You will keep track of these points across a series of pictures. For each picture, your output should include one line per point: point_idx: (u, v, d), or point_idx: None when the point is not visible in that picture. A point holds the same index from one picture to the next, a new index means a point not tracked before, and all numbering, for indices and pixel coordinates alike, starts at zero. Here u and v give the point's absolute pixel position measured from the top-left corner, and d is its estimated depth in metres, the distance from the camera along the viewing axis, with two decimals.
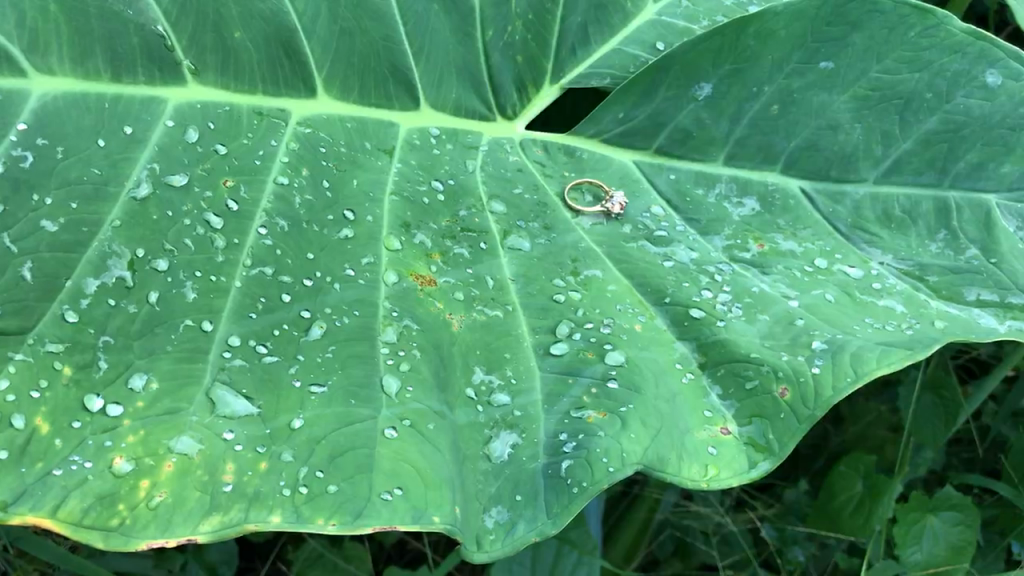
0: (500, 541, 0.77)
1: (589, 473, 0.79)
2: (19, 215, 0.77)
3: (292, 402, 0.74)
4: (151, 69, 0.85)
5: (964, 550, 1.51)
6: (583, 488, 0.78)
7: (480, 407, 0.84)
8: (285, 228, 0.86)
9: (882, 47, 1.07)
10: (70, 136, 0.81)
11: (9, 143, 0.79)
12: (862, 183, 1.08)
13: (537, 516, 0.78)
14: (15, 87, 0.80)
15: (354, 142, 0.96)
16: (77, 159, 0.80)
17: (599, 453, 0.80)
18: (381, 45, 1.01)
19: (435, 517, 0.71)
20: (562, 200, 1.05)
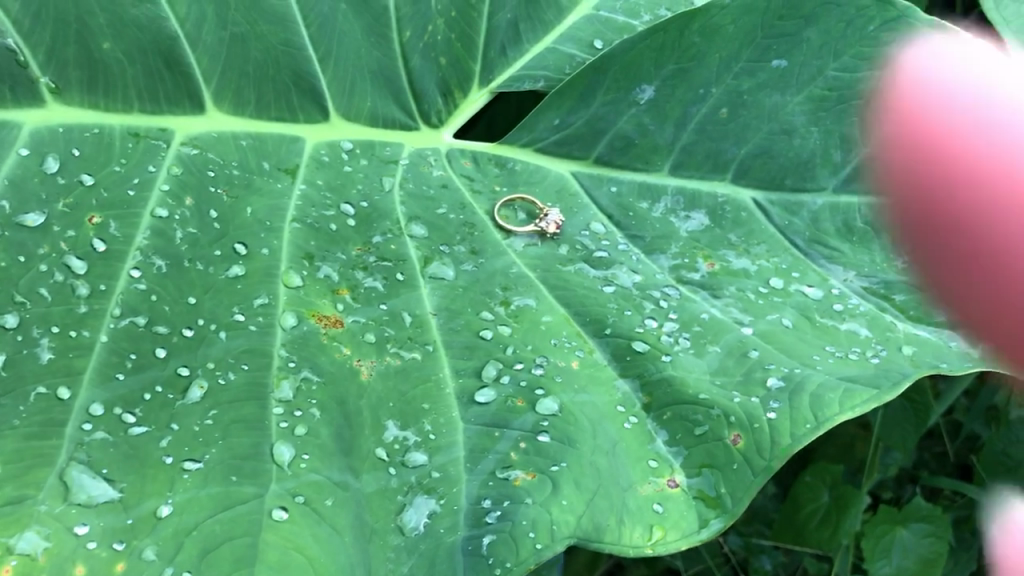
0: None
1: (514, 552, 0.69)
2: None
3: (160, 484, 0.64)
4: None
5: (936, 563, 1.43)
6: (507, 569, 0.69)
7: (391, 470, 0.73)
8: (163, 269, 0.75)
9: (839, 43, 0.98)
10: None
11: None
12: (820, 191, 0.99)
13: None
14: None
15: (249, 162, 0.86)
16: None
17: (526, 530, 0.70)
18: (281, 52, 0.90)
19: None
20: (492, 220, 0.95)
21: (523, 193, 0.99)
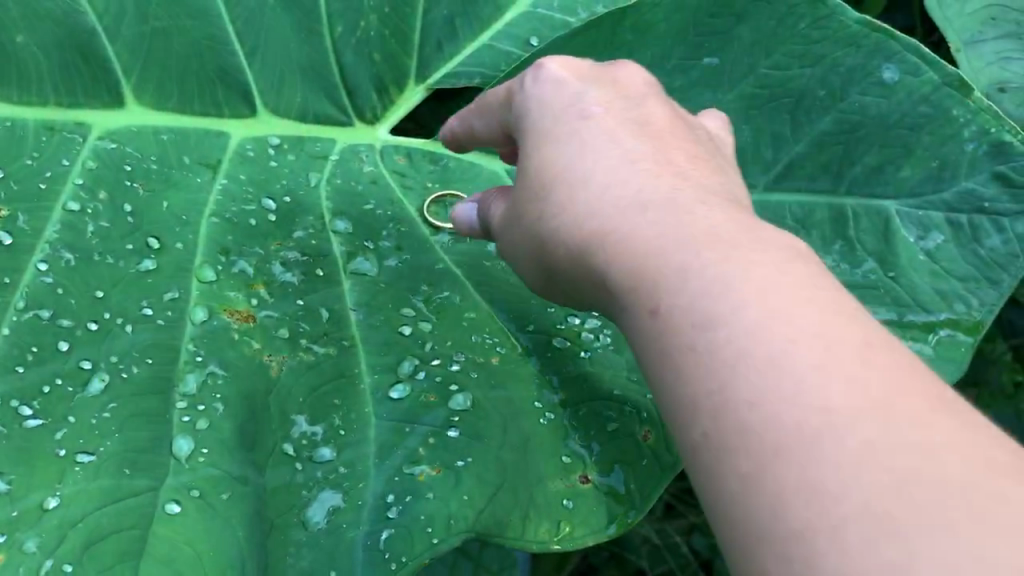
0: None
1: (409, 547, 0.68)
2: None
3: (50, 475, 0.64)
4: None
5: None
6: (402, 565, 0.68)
7: (298, 465, 0.72)
8: (72, 262, 0.74)
9: (771, 41, 0.98)
10: None
11: None
12: (752, 189, 0.99)
13: None
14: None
15: (169, 156, 0.85)
16: None
17: (426, 527, 0.69)
18: (205, 46, 0.90)
19: None
20: (421, 215, 0.92)
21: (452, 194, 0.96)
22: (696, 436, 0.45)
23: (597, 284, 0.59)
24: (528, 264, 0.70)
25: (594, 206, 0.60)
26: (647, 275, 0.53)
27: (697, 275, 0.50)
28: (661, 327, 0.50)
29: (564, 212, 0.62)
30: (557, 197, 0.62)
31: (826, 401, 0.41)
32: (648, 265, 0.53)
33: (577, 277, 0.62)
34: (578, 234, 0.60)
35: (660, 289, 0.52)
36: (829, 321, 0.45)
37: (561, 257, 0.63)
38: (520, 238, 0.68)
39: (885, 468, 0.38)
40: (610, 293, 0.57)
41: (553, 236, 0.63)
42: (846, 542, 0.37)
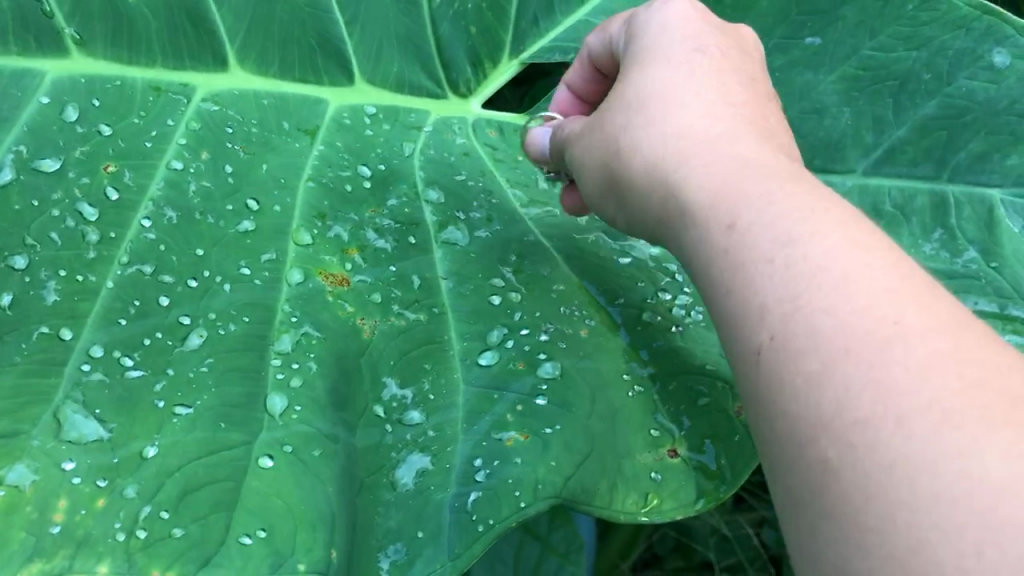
0: None
1: (496, 510, 0.69)
2: None
3: (150, 426, 0.64)
4: (24, 38, 0.76)
5: None
6: (489, 527, 0.69)
7: (388, 427, 0.74)
8: (174, 219, 0.76)
9: (876, 22, 0.96)
10: None
11: None
12: (849, 173, 0.97)
13: (438, 557, 0.67)
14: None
15: (270, 122, 0.87)
16: None
17: (513, 488, 0.70)
18: (308, 13, 0.91)
19: (301, 565, 0.60)
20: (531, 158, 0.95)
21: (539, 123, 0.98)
22: (761, 341, 0.49)
23: (665, 207, 0.63)
24: (597, 172, 0.73)
25: (680, 124, 0.64)
26: (731, 195, 0.57)
27: (779, 210, 0.53)
28: (747, 250, 0.53)
29: (649, 132, 0.65)
30: (648, 114, 0.66)
31: (900, 319, 0.44)
32: (723, 184, 0.58)
33: (644, 198, 0.66)
34: (658, 154, 0.64)
35: (738, 207, 0.55)
36: (895, 260, 0.48)
37: (635, 183, 0.66)
38: (597, 154, 0.72)
39: (954, 376, 0.41)
40: (679, 213, 0.61)
41: (632, 150, 0.66)
42: (913, 428, 0.40)
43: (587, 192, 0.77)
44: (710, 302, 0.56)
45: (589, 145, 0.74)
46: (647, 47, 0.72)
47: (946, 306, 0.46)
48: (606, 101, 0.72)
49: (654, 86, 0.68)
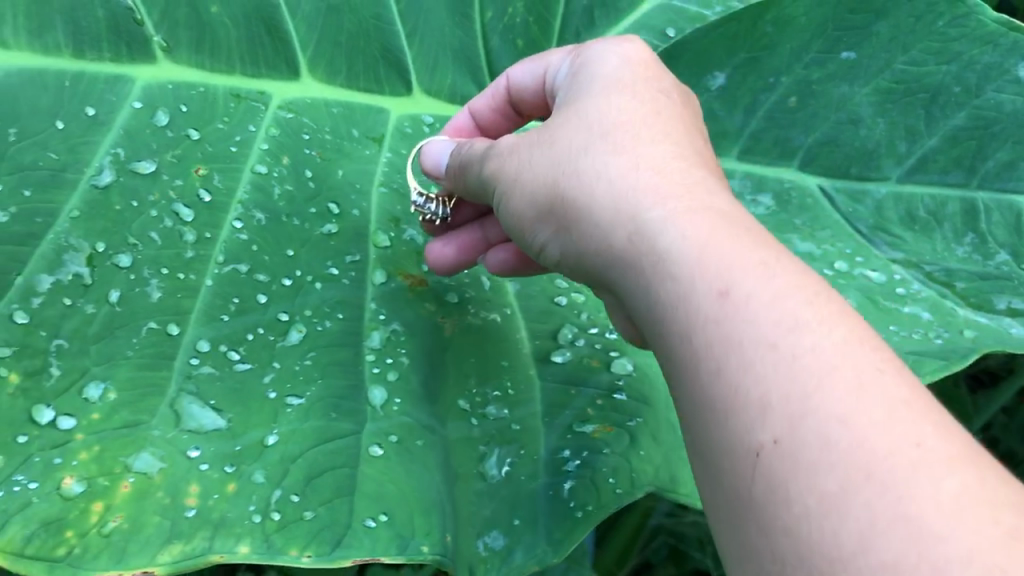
0: (497, 571, 0.68)
1: (594, 496, 0.71)
2: None
3: (266, 415, 0.67)
4: (116, 44, 0.77)
5: None
6: (587, 514, 0.70)
7: (473, 420, 0.76)
8: (263, 222, 0.78)
9: (909, 38, 1.00)
10: (24, 117, 0.72)
11: None
12: (884, 181, 1.02)
13: (537, 542, 0.69)
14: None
15: (340, 129, 0.90)
16: (32, 142, 0.71)
17: (608, 476, 0.72)
18: (372, 24, 0.93)
19: (424, 547, 0.63)
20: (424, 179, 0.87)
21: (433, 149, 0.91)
22: (754, 444, 0.43)
23: (627, 257, 0.56)
24: (525, 225, 0.69)
25: (655, 163, 0.58)
26: (660, 266, 0.52)
27: (709, 277, 0.49)
28: (687, 334, 0.49)
29: (614, 161, 0.60)
30: (616, 146, 0.61)
31: (846, 417, 0.40)
32: (711, 238, 0.51)
33: (592, 239, 0.59)
34: (625, 192, 0.57)
35: (733, 273, 0.48)
36: (833, 332, 0.45)
37: (576, 220, 0.61)
38: (541, 179, 0.65)
39: (903, 489, 0.37)
40: (646, 266, 0.54)
41: (591, 183, 0.60)
42: (870, 558, 0.36)
43: (511, 221, 0.70)
44: (677, 373, 0.50)
45: (524, 169, 0.67)
46: (604, 81, 0.69)
47: (890, 384, 0.42)
48: (553, 123, 0.66)
49: (628, 122, 0.63)
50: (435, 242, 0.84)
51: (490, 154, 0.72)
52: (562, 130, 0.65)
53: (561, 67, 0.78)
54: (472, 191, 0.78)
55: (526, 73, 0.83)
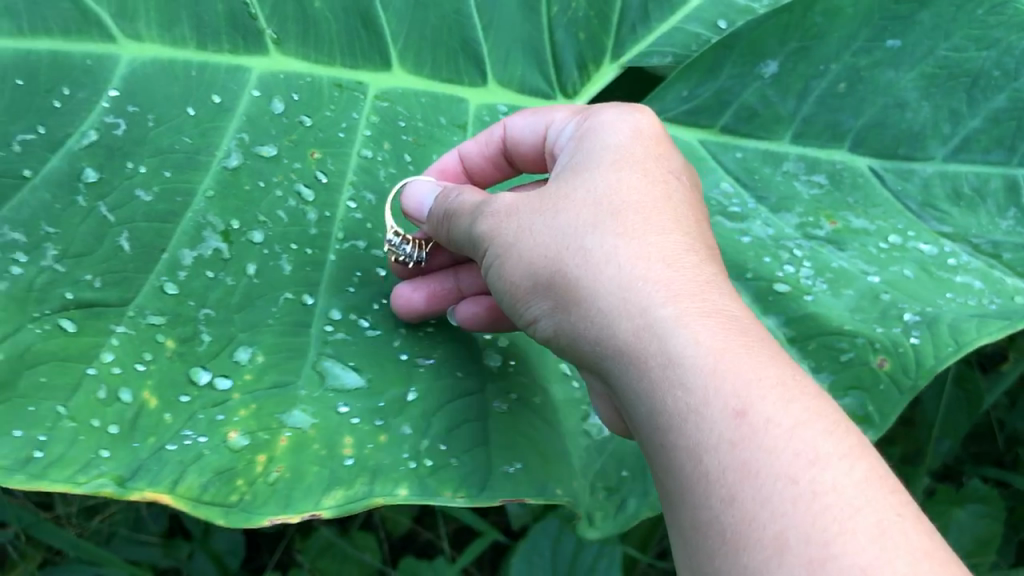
0: (612, 517, 0.74)
1: None
2: (114, 183, 0.72)
3: (401, 375, 0.72)
4: (234, 37, 0.82)
5: (992, 543, 1.29)
6: None
7: (575, 382, 0.82)
8: (374, 202, 0.84)
9: (950, 25, 1.07)
10: (159, 104, 0.76)
11: (101, 109, 0.74)
12: (929, 160, 1.08)
13: (648, 490, 0.75)
14: (103, 52, 0.75)
15: (429, 117, 0.96)
16: (168, 126, 0.76)
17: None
18: (453, 19, 0.99)
19: (558, 490, 0.68)
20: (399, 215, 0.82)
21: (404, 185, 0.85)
22: None
23: (632, 356, 0.59)
24: (515, 294, 0.71)
25: (670, 268, 0.62)
26: (673, 372, 0.56)
27: (726, 394, 0.53)
28: (700, 447, 0.52)
29: (623, 253, 0.63)
30: (626, 241, 0.63)
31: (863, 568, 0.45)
32: (728, 351, 0.55)
33: (592, 332, 0.62)
34: (634, 295, 0.60)
35: (751, 396, 0.53)
36: (846, 470, 0.50)
37: (579, 306, 0.63)
38: (541, 258, 0.67)
39: None
40: (652, 366, 0.57)
41: (597, 277, 0.62)
42: None
43: (495, 281, 0.73)
44: (686, 479, 0.53)
45: (520, 238, 0.69)
46: (611, 154, 0.72)
47: (899, 531, 0.47)
48: (556, 196, 0.69)
49: (637, 215, 0.66)
50: (403, 284, 0.77)
51: (481, 211, 0.73)
52: (569, 210, 0.67)
53: (566, 126, 0.81)
54: (452, 236, 0.78)
55: (536, 123, 0.84)
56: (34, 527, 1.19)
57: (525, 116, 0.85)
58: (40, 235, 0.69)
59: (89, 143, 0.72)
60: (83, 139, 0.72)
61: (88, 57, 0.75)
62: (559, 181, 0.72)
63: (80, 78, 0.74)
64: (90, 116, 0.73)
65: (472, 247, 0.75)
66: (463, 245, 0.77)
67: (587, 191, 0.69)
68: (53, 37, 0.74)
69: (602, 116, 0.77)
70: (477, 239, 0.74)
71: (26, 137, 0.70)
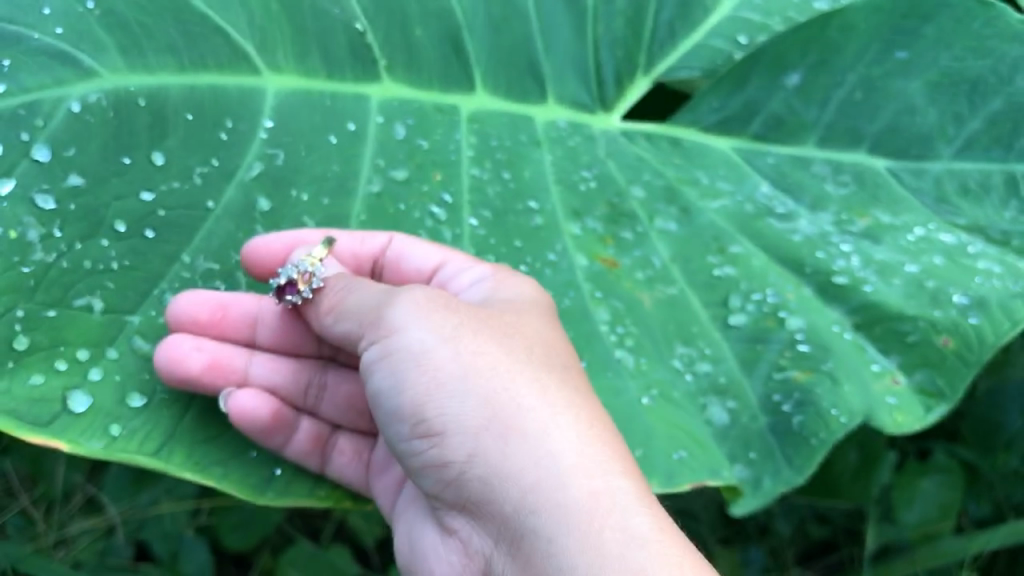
0: (753, 495, 0.91)
1: (823, 426, 0.92)
2: (285, 212, 0.88)
3: None
4: (355, 67, 0.93)
5: (954, 508, 1.46)
6: (819, 439, 0.92)
7: (688, 376, 0.95)
8: (491, 218, 0.96)
9: (952, 37, 1.16)
10: (307, 134, 0.90)
11: (262, 142, 0.88)
12: (938, 159, 1.16)
13: (780, 469, 0.92)
14: (255, 86, 0.88)
15: (514, 136, 1.04)
16: (318, 155, 0.90)
17: (830, 407, 0.92)
18: (523, 45, 1.06)
19: (723, 472, 0.91)
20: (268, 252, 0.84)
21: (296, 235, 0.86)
22: None
23: (585, 511, 0.69)
24: (419, 401, 0.76)
25: (617, 453, 0.74)
26: (640, 544, 0.68)
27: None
28: None
29: (574, 422, 0.74)
30: (580, 414, 0.75)
31: None
32: (675, 544, 0.69)
33: (532, 472, 0.71)
34: (587, 471, 0.71)
35: None
36: None
37: (525, 445, 0.72)
38: (485, 382, 0.75)
39: None
40: (611, 529, 0.68)
41: (549, 433, 0.73)
42: None
43: (386, 367, 0.78)
44: None
45: (460, 356, 0.76)
46: (531, 311, 0.82)
47: None
48: (498, 337, 0.78)
49: (583, 391, 0.77)
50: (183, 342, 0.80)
51: (416, 308, 0.77)
52: (522, 357, 0.77)
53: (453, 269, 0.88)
54: (341, 308, 0.81)
55: (424, 260, 0.88)
56: (20, 564, 1.25)
57: (419, 250, 0.88)
58: (230, 263, 0.86)
59: (256, 174, 0.87)
60: (251, 170, 0.87)
61: (240, 91, 0.88)
62: (487, 313, 0.80)
63: (239, 111, 0.87)
64: (253, 149, 0.87)
65: (368, 319, 0.79)
66: (346, 321, 0.81)
67: (536, 346, 0.79)
68: (210, 71, 0.86)
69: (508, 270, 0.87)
70: (387, 325, 0.78)
71: (204, 170, 0.85)
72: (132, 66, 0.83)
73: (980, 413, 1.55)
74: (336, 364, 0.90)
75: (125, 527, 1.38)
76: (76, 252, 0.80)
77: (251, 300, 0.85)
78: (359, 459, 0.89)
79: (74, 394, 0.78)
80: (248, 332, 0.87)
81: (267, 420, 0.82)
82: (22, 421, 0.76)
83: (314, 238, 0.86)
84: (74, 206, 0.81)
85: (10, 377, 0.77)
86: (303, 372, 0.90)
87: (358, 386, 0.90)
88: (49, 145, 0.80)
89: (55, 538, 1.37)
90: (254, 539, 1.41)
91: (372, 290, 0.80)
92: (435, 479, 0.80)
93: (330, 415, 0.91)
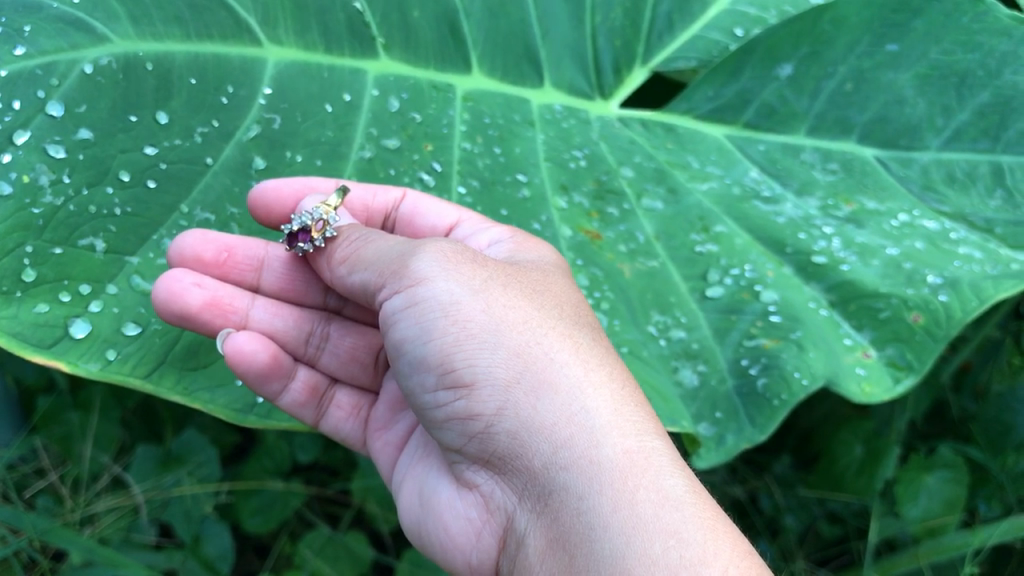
0: (713, 450, 0.97)
1: (787, 387, 0.97)
2: (279, 168, 0.96)
3: None
4: (353, 45, 1.00)
5: (959, 504, 1.40)
6: (782, 401, 0.97)
7: (662, 341, 1.02)
8: (478, 188, 1.04)
9: (941, 31, 1.11)
10: (304, 102, 0.98)
11: (260, 107, 0.96)
12: (925, 150, 1.12)
13: (743, 427, 0.97)
14: (254, 55, 0.95)
15: (508, 116, 1.09)
16: (314, 121, 0.98)
17: (792, 370, 0.97)
18: (520, 28, 1.10)
19: (682, 421, 0.97)
20: (277, 195, 0.91)
21: (306, 183, 0.92)
22: None
23: (618, 464, 0.73)
24: (445, 354, 0.80)
25: (645, 416, 0.78)
26: (671, 498, 0.72)
27: (720, 535, 0.71)
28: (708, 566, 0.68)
29: (601, 378, 0.79)
30: (608, 373, 0.80)
31: None
32: (700, 495, 0.74)
33: (566, 426, 0.75)
34: (619, 431, 0.75)
35: (734, 543, 0.71)
36: None
37: (556, 396, 0.76)
38: (516, 337, 0.79)
39: None
40: (645, 483, 0.72)
41: (582, 391, 0.77)
42: None
43: (411, 317, 0.82)
44: None
45: (492, 310, 0.80)
46: (551, 272, 0.88)
47: None
48: (525, 295, 0.82)
49: (608, 353, 0.82)
50: (182, 278, 0.86)
51: (444, 262, 0.82)
52: (550, 315, 0.82)
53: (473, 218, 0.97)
54: (356, 257, 0.86)
55: (440, 217, 0.98)
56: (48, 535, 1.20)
57: (435, 207, 0.98)
58: (227, 214, 0.94)
59: (253, 136, 0.95)
60: (248, 132, 0.95)
61: (243, 61, 0.95)
62: (511, 272, 0.85)
63: (240, 77, 0.95)
64: (252, 113, 0.95)
65: (392, 267, 0.83)
66: (362, 271, 0.86)
67: (561, 305, 0.84)
68: (214, 42, 0.93)
69: (518, 232, 0.94)
70: (415, 277, 0.81)
71: (205, 130, 0.93)
72: (141, 34, 0.90)
73: (989, 417, 1.51)
74: (339, 319, 1.02)
75: (149, 506, 1.36)
76: (82, 197, 0.88)
77: (258, 245, 0.94)
78: (356, 415, 1.03)
79: (75, 321, 0.86)
80: (252, 276, 0.96)
81: (266, 362, 0.89)
82: (26, 342, 0.83)
83: (322, 187, 0.93)
84: (82, 157, 0.88)
85: (17, 305, 0.84)
86: (308, 324, 1.00)
87: (360, 340, 1.01)
88: (62, 101, 0.87)
89: (82, 515, 1.34)
90: (274, 522, 1.44)
91: (392, 242, 0.85)
92: (457, 432, 0.84)
93: (329, 367, 1.02)
